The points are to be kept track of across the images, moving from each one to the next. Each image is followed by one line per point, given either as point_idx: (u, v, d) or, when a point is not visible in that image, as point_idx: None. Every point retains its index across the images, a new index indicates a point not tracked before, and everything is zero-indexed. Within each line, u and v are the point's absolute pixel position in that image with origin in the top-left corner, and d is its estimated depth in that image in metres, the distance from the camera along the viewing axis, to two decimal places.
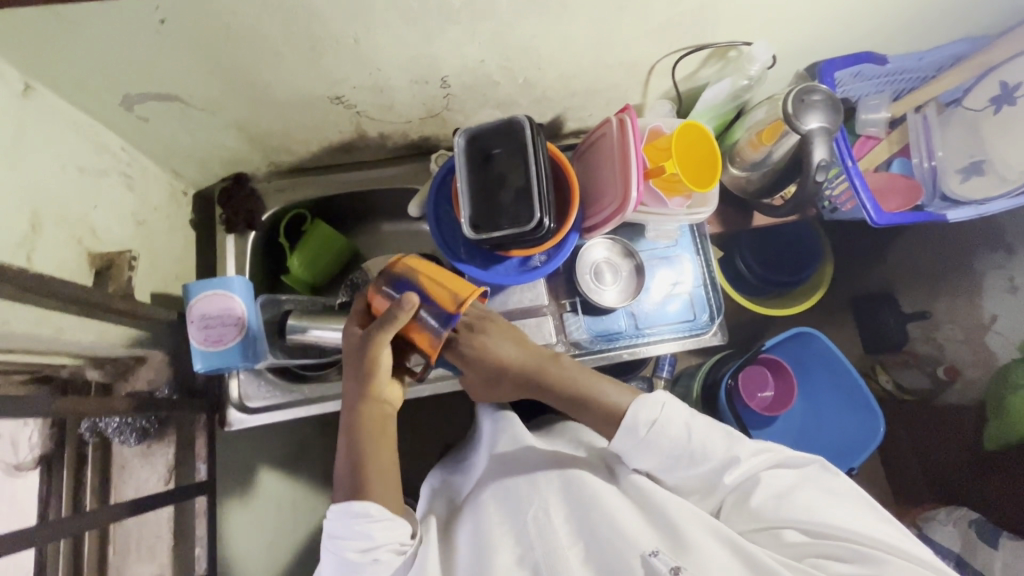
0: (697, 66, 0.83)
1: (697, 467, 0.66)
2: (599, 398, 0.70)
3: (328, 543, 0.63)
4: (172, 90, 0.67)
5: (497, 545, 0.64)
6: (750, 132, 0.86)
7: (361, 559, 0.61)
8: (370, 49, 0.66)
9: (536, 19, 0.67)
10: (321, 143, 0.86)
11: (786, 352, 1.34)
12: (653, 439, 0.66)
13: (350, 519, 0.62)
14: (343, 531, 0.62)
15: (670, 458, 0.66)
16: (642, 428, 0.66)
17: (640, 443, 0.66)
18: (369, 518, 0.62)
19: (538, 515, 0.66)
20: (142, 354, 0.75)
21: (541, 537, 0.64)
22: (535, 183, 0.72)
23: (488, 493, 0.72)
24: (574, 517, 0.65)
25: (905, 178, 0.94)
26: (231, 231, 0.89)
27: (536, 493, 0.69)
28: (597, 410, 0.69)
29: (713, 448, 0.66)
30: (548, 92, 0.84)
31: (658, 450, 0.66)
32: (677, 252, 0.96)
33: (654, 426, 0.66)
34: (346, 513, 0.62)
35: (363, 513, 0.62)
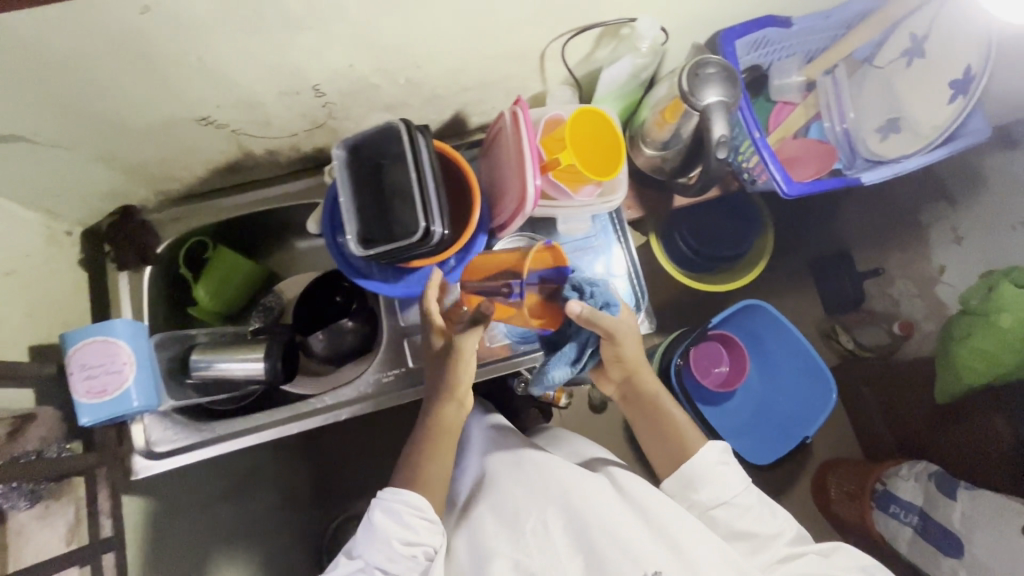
0: (590, 48, 0.79)
1: (742, 523, 0.74)
2: (678, 435, 0.81)
3: (368, 526, 0.67)
4: (12, 130, 0.62)
5: (498, 554, 0.68)
6: (654, 111, 0.82)
7: (404, 550, 0.64)
8: (220, 65, 0.61)
9: (398, 17, 0.62)
10: (206, 166, 0.81)
11: (737, 325, 1.32)
12: (705, 481, 0.76)
13: (403, 511, 0.66)
14: (390, 521, 0.66)
15: (725, 506, 0.75)
16: (704, 467, 0.76)
17: (696, 483, 0.76)
18: (421, 513, 0.67)
19: (537, 526, 0.70)
20: (31, 412, 0.68)
21: (541, 546, 0.68)
22: (420, 190, 0.68)
23: (493, 500, 0.74)
24: (570, 526, 0.69)
25: (821, 142, 0.92)
26: (124, 268, 0.85)
27: (536, 505, 0.71)
28: (667, 449, 0.81)
29: (765, 521, 0.75)
30: (438, 89, 0.79)
31: (698, 488, 0.76)
32: (597, 241, 0.92)
33: (722, 466, 0.77)
34: (397, 503, 0.67)
35: (415, 507, 0.67)
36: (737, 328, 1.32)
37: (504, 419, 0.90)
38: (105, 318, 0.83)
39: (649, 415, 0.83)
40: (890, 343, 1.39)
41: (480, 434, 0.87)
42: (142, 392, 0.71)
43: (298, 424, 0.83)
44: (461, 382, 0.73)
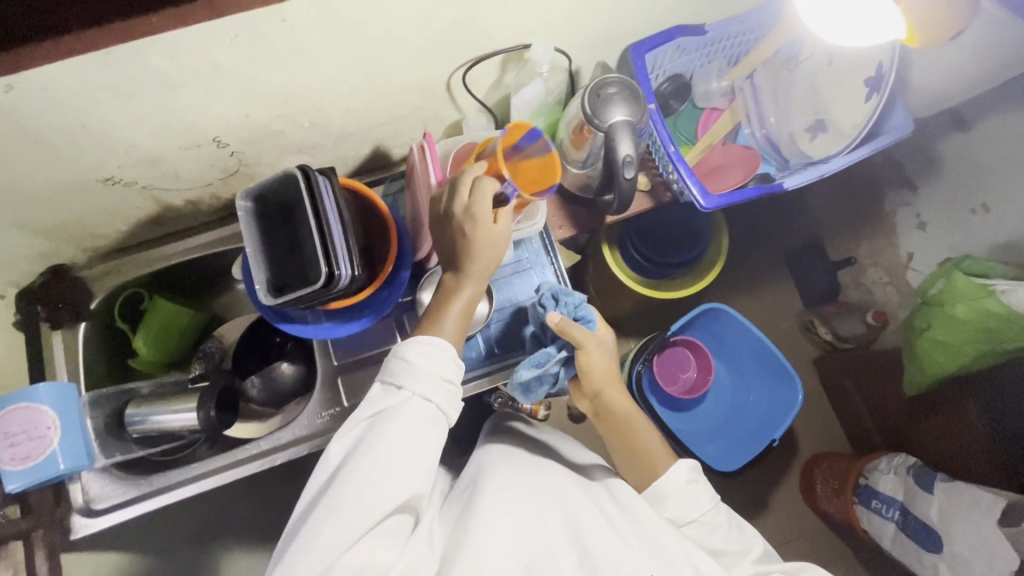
0: (496, 74, 0.79)
1: (713, 541, 0.71)
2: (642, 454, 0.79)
3: (399, 364, 0.60)
4: None
5: (502, 534, 0.63)
6: (568, 130, 0.81)
7: (440, 394, 0.60)
8: (107, 128, 0.62)
9: (280, 68, 0.62)
10: (128, 221, 0.82)
11: (702, 329, 1.31)
12: (676, 494, 0.74)
13: (432, 358, 0.61)
14: (417, 377, 0.60)
15: (695, 524, 0.72)
16: (676, 483, 0.75)
17: (666, 498, 0.75)
18: (448, 368, 0.62)
19: (542, 518, 0.67)
20: None
21: (545, 540, 0.64)
22: (325, 236, 0.68)
23: (497, 485, 0.70)
24: (581, 525, 0.65)
25: (746, 149, 0.88)
26: (56, 328, 0.85)
27: (544, 504, 0.68)
28: (640, 463, 0.80)
29: (736, 539, 0.72)
30: (348, 127, 0.79)
31: (672, 505, 0.74)
32: (529, 265, 0.89)
33: (689, 485, 0.75)
34: (420, 355, 0.61)
35: (438, 350, 0.61)
36: (703, 332, 1.31)
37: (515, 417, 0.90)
38: (43, 377, 0.84)
39: (621, 430, 0.81)
40: (867, 332, 1.34)
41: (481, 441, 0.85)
42: (70, 448, 0.72)
43: (240, 469, 0.83)
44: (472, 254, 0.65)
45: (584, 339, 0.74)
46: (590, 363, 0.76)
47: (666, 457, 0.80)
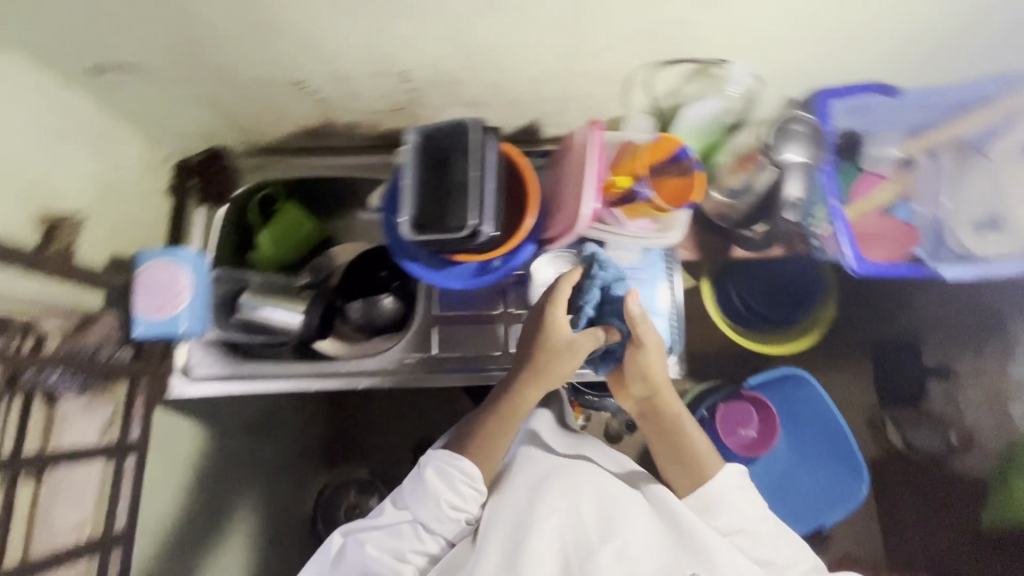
0: (678, 82, 0.78)
1: (763, 553, 0.66)
2: (689, 457, 0.73)
3: (418, 483, 0.70)
4: (134, 60, 0.69)
5: (540, 530, 0.63)
6: (732, 156, 0.82)
7: (451, 514, 0.68)
8: (322, 33, 0.66)
9: (492, 18, 0.64)
10: (293, 126, 0.87)
11: (774, 394, 1.24)
12: (722, 497, 0.69)
13: (454, 475, 0.69)
14: (448, 479, 0.69)
15: (742, 532, 0.67)
16: (723, 489, 0.70)
17: (713, 504, 0.69)
18: (471, 480, 0.69)
19: (571, 508, 0.65)
20: (94, 314, 0.76)
21: (576, 533, 0.63)
22: (478, 188, 0.70)
23: (531, 480, 0.71)
24: (608, 513, 0.64)
25: (904, 226, 0.84)
26: (205, 202, 0.93)
27: (575, 496, 0.66)
28: (686, 470, 0.73)
29: (784, 547, 0.67)
30: (519, 96, 0.81)
31: (719, 514, 0.68)
32: (644, 276, 0.89)
33: (739, 493, 0.70)
34: (457, 469, 0.69)
35: (465, 472, 0.69)
36: (775, 397, 1.24)
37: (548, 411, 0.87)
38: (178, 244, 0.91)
39: (666, 433, 0.75)
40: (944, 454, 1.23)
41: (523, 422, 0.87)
42: (190, 313, 0.78)
43: (317, 382, 0.86)
44: (543, 369, 0.70)
45: (646, 338, 0.73)
46: (636, 356, 0.74)
47: (715, 458, 0.73)
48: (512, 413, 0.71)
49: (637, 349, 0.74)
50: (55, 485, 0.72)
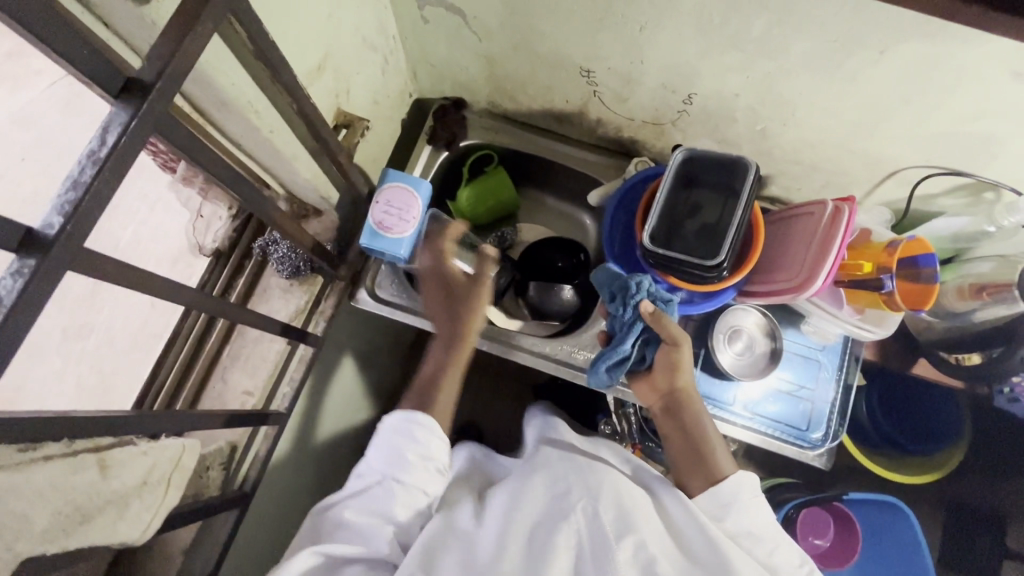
0: (940, 191, 0.78)
1: (771, 559, 0.61)
2: (705, 457, 0.70)
3: (382, 442, 0.69)
4: (463, 8, 0.74)
5: (554, 530, 0.59)
6: (961, 280, 0.78)
7: (423, 467, 0.68)
8: (648, 40, 0.69)
9: (816, 79, 0.66)
10: (544, 105, 0.91)
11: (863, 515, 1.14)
12: (743, 508, 0.64)
13: (413, 424, 0.70)
14: (404, 433, 0.69)
15: (750, 537, 0.63)
16: (739, 495, 0.65)
17: (727, 509, 0.65)
18: (428, 428, 0.70)
19: (587, 508, 0.61)
20: (322, 209, 0.82)
21: (591, 528, 0.59)
22: (731, 227, 0.72)
23: (535, 476, 0.69)
24: (623, 513, 0.60)
25: None
26: (431, 143, 0.97)
27: (591, 491, 0.63)
28: (700, 464, 0.70)
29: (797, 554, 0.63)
30: (775, 149, 0.82)
31: (741, 525, 0.63)
32: (819, 358, 0.90)
33: (753, 499, 0.65)
34: (412, 421, 0.70)
35: (423, 423, 0.70)
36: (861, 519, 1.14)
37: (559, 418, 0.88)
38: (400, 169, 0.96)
39: (686, 430, 0.72)
40: None
41: (546, 424, 0.85)
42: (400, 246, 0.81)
43: (483, 342, 0.90)
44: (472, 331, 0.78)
45: (679, 335, 0.71)
46: (678, 358, 0.72)
47: (729, 460, 0.70)
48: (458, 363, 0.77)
49: (674, 350, 0.71)
50: (242, 344, 0.81)
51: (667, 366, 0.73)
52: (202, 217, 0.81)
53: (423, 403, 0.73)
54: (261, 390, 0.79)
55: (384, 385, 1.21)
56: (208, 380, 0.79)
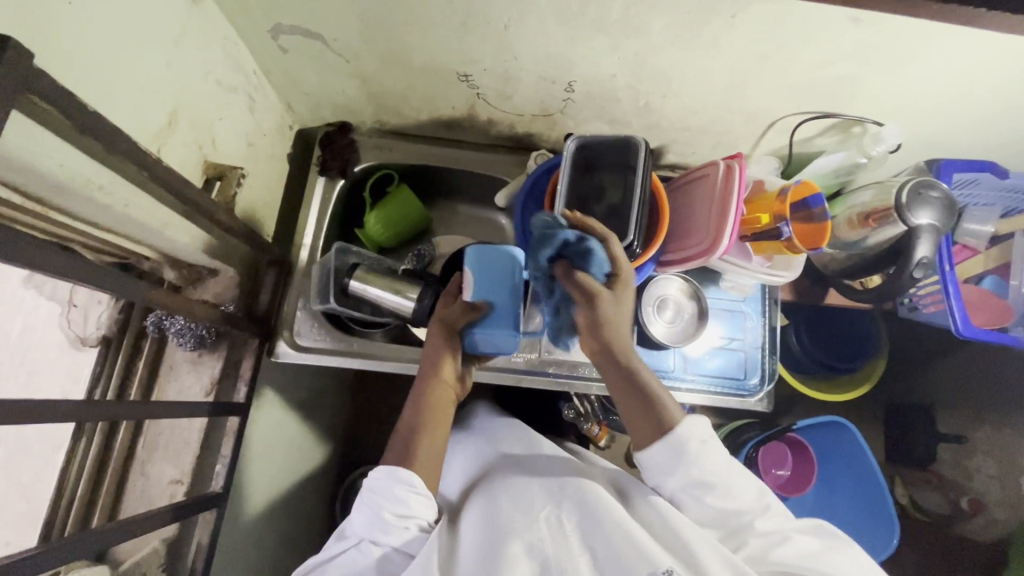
0: (816, 133, 0.83)
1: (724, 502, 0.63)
2: (654, 401, 0.65)
3: (366, 501, 0.65)
4: (319, 31, 0.70)
5: (510, 536, 0.59)
6: (851, 211, 0.84)
7: (398, 522, 0.63)
8: (515, 37, 0.68)
9: (682, 50, 0.67)
10: (431, 114, 0.88)
11: (812, 436, 1.20)
12: (696, 460, 0.63)
13: (397, 484, 0.64)
14: (383, 491, 0.64)
15: (701, 485, 0.63)
16: (689, 446, 0.63)
17: (681, 458, 0.63)
18: (412, 487, 0.64)
19: (551, 517, 0.62)
20: (217, 269, 0.76)
21: (554, 538, 0.60)
22: (633, 205, 0.73)
23: (497, 487, 0.69)
24: (586, 518, 0.61)
25: (997, 298, 0.91)
26: (323, 174, 0.91)
27: (553, 499, 0.64)
28: (647, 416, 0.65)
29: (749, 491, 0.65)
30: (663, 120, 0.84)
31: (690, 472, 0.63)
32: (743, 309, 0.94)
33: (702, 446, 0.64)
34: (394, 477, 0.64)
35: (406, 481, 0.65)
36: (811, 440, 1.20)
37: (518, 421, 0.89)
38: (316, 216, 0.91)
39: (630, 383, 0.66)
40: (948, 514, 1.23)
41: (495, 430, 0.87)
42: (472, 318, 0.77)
43: (422, 367, 0.86)
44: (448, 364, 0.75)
45: (593, 288, 0.63)
46: (614, 307, 0.64)
47: (679, 409, 0.67)
48: (431, 424, 0.71)
49: (616, 297, 0.65)
50: (157, 432, 0.74)
51: (593, 290, 0.63)
52: (77, 306, 0.76)
53: (405, 452, 0.68)
54: (190, 475, 0.73)
55: (333, 427, 1.15)
56: (126, 480, 0.72)
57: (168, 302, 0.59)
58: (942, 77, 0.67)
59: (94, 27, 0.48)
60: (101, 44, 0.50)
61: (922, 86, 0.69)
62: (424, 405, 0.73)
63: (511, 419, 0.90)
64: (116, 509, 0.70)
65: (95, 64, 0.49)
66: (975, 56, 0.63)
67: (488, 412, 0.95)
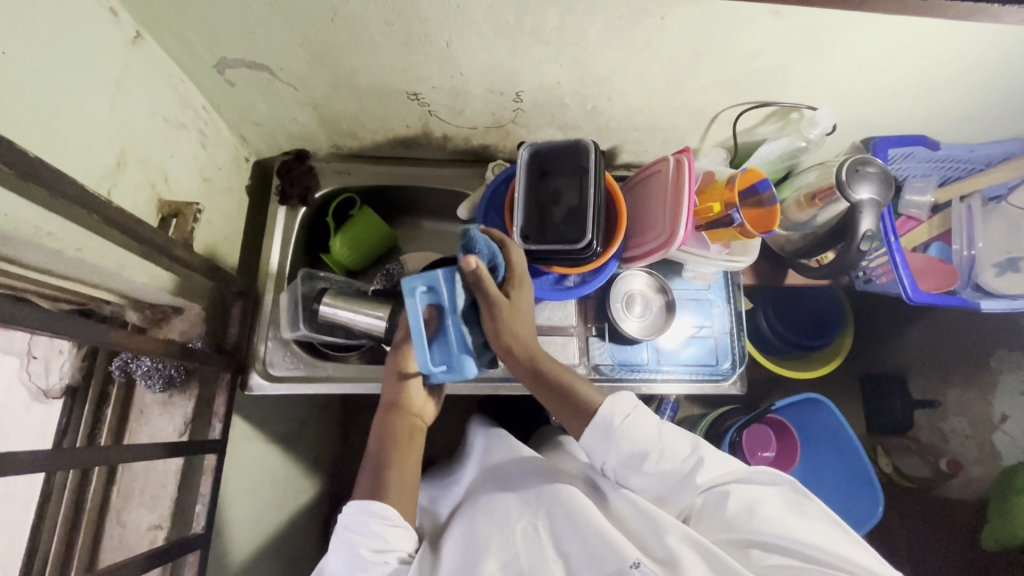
0: (758, 122, 0.87)
1: (660, 466, 0.67)
2: (577, 399, 0.69)
3: (342, 542, 0.64)
4: (265, 61, 0.70)
5: (485, 555, 0.63)
6: (798, 193, 0.88)
7: (374, 558, 0.62)
8: (458, 52, 0.70)
9: (619, 52, 0.70)
10: (387, 135, 0.89)
11: (792, 415, 1.23)
12: (624, 433, 0.67)
13: (369, 520, 0.63)
14: (360, 528, 0.63)
15: (637, 455, 0.67)
16: (612, 422, 0.67)
17: (610, 437, 0.67)
18: (387, 521, 0.64)
19: (526, 529, 0.66)
20: (181, 306, 0.75)
21: (529, 550, 0.63)
22: (588, 205, 0.75)
23: (477, 506, 0.71)
24: (561, 527, 0.65)
25: (941, 262, 0.96)
26: (284, 203, 0.91)
27: (529, 509, 0.68)
28: (575, 408, 0.69)
29: (676, 452, 0.67)
30: (612, 122, 0.87)
31: (622, 448, 0.67)
32: (708, 296, 0.97)
33: (626, 421, 0.67)
34: (366, 513, 0.64)
35: (381, 515, 0.64)
36: (793, 419, 1.22)
37: (504, 431, 0.88)
38: (279, 244, 0.91)
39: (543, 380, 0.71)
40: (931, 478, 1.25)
41: (479, 444, 0.88)
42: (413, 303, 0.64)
43: None
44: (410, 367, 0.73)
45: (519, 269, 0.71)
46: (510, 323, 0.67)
47: (597, 391, 0.71)
48: (400, 452, 0.69)
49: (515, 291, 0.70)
50: (132, 478, 0.72)
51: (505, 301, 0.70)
52: (38, 357, 0.73)
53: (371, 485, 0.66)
54: (169, 518, 0.72)
55: (319, 456, 1.13)
56: (103, 530, 0.70)
57: (128, 341, 0.58)
58: (862, 60, 0.71)
59: (30, 75, 0.49)
60: (40, 92, 0.50)
61: (849, 69, 0.73)
62: (388, 437, 0.70)
63: (500, 428, 0.92)
64: (94, 560, 0.69)
65: (35, 110, 0.49)
66: (890, 38, 0.67)
67: (480, 421, 0.96)
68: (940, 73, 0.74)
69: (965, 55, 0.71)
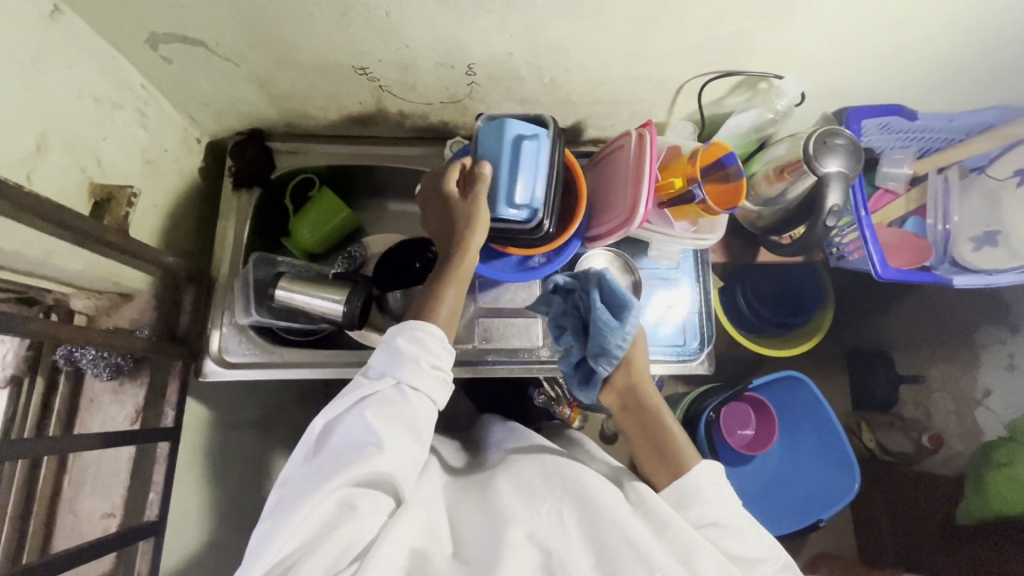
0: (725, 93, 0.83)
1: (734, 547, 0.61)
2: (669, 450, 0.69)
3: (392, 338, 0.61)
4: (198, 35, 0.67)
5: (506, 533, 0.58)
6: (767, 167, 0.85)
7: (428, 372, 0.61)
8: (399, 23, 0.66)
9: (571, 21, 0.66)
10: (340, 112, 0.86)
11: (774, 393, 1.20)
12: (707, 500, 0.64)
13: (424, 341, 0.61)
14: (416, 343, 0.61)
15: (713, 527, 0.63)
16: (704, 489, 0.65)
17: (696, 497, 0.64)
18: (435, 352, 0.62)
19: (552, 511, 0.61)
20: (129, 293, 0.75)
21: (556, 535, 0.59)
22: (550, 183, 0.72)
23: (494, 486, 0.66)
24: (588, 514, 0.60)
25: (915, 237, 0.94)
26: (237, 184, 0.89)
27: (558, 492, 0.63)
28: (664, 455, 0.69)
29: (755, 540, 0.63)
30: (573, 95, 0.84)
31: (701, 514, 0.64)
32: (677, 275, 0.94)
33: (717, 486, 0.65)
34: (419, 329, 0.62)
35: (429, 337, 0.62)
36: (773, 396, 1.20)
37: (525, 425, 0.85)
38: (235, 228, 0.88)
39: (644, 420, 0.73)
40: (912, 453, 1.25)
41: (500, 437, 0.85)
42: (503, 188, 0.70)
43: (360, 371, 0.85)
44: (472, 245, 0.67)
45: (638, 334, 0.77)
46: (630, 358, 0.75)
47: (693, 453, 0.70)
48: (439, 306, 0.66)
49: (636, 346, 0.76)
50: (84, 465, 0.72)
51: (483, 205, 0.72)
52: None
53: None
54: (122, 506, 0.72)
55: None
56: (55, 518, 0.70)
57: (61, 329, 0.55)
58: (824, 26, 0.68)
59: None
60: None
61: (817, 34, 0.69)
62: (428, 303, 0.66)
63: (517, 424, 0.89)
64: (46, 549, 0.69)
65: None
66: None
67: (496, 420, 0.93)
68: (910, 38, 0.70)
69: (935, 18, 0.67)
